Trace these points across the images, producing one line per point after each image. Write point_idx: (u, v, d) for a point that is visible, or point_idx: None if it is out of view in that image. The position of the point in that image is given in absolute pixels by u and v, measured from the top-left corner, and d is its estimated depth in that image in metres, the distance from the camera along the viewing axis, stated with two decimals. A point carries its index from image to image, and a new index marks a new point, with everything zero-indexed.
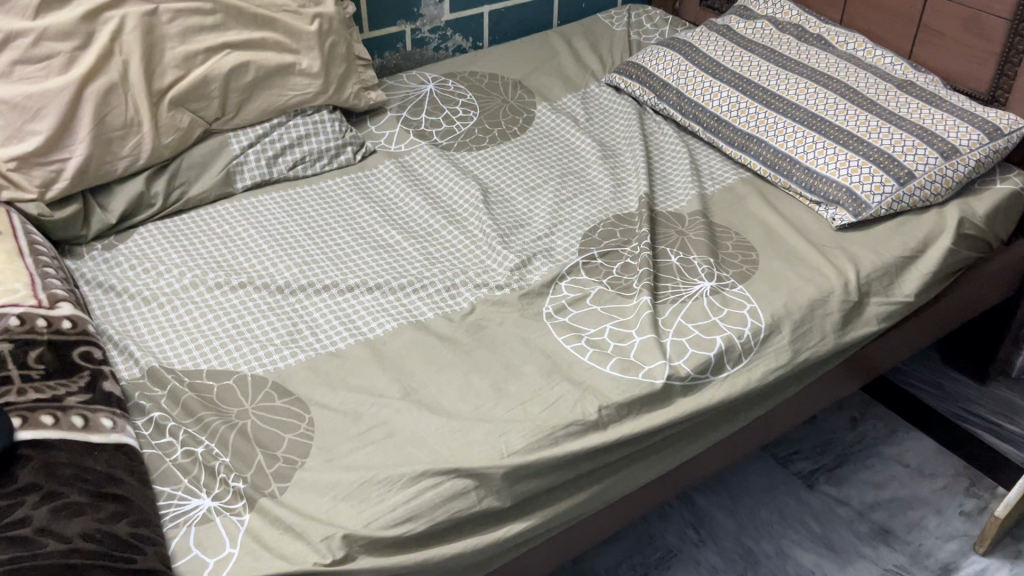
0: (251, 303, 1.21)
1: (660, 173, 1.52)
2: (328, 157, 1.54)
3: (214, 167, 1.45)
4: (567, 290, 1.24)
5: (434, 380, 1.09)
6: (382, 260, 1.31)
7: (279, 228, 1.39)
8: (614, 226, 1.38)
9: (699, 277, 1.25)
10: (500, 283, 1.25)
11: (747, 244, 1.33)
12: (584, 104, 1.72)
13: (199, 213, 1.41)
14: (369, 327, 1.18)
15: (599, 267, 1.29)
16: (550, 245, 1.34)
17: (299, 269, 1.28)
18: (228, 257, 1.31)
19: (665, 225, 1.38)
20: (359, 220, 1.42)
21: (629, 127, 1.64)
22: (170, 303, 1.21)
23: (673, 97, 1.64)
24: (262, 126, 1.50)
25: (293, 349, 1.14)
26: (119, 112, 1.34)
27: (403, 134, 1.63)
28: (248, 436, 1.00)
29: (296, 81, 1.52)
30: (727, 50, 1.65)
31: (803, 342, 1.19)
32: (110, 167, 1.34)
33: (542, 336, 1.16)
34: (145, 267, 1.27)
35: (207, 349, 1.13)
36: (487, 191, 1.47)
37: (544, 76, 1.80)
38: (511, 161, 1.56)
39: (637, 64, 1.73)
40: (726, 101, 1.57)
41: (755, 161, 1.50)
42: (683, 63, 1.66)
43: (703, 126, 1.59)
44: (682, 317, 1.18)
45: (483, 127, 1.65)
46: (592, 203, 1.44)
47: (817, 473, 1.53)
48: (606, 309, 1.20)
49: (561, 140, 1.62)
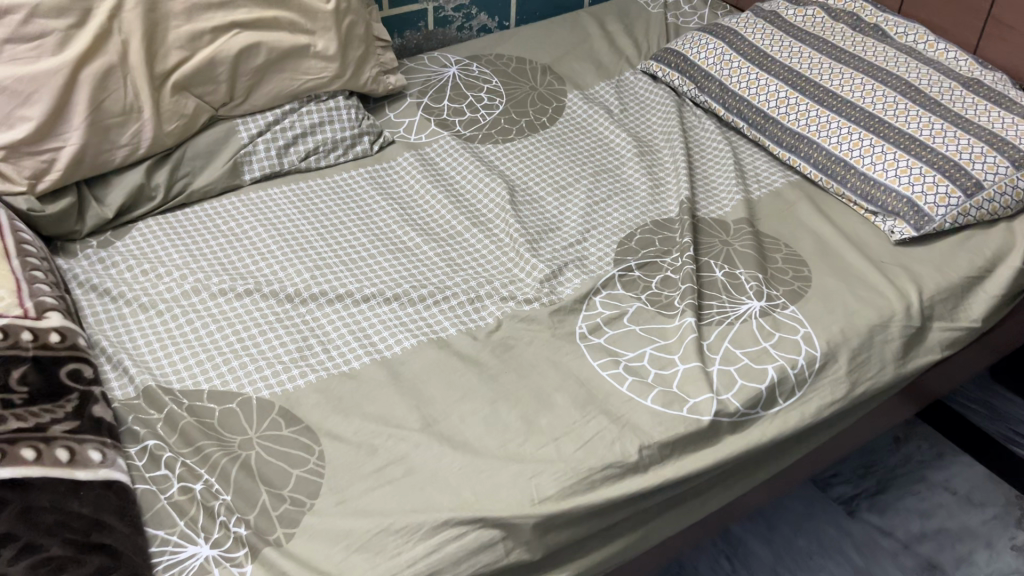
0: (258, 314, 1.11)
1: (702, 173, 1.40)
2: (342, 148, 1.43)
3: (219, 158, 1.34)
4: (602, 306, 1.14)
5: (457, 409, 0.99)
6: (400, 266, 1.21)
7: (289, 227, 1.28)
8: (652, 233, 1.27)
9: (746, 296, 1.14)
10: (530, 297, 1.15)
11: (798, 258, 1.22)
12: (618, 93, 1.60)
13: (203, 208, 1.31)
14: (385, 345, 1.08)
15: (636, 282, 1.18)
16: (582, 252, 1.24)
17: (310, 275, 1.17)
18: (234, 258, 1.21)
19: (708, 234, 1.27)
20: (375, 219, 1.31)
21: (667, 121, 1.52)
22: (169, 312, 1.11)
23: (715, 89, 1.52)
24: (272, 112, 1.39)
25: (302, 369, 1.04)
26: (117, 97, 1.23)
27: (424, 123, 1.51)
28: (251, 472, 0.91)
29: (310, 65, 1.40)
30: (775, 39, 1.53)
31: (861, 372, 1.08)
32: (107, 157, 1.23)
33: (575, 361, 1.05)
34: (143, 269, 1.17)
35: (209, 367, 1.04)
36: (514, 189, 1.36)
37: (576, 60, 1.68)
38: (540, 156, 1.44)
39: (676, 51, 1.61)
40: (774, 96, 1.45)
41: (804, 164, 1.38)
42: (726, 52, 1.54)
43: (748, 122, 1.47)
44: (728, 342, 1.08)
45: (509, 117, 1.53)
46: (628, 205, 1.33)
47: (858, 498, 1.43)
48: (645, 331, 1.10)
49: (593, 134, 1.51)
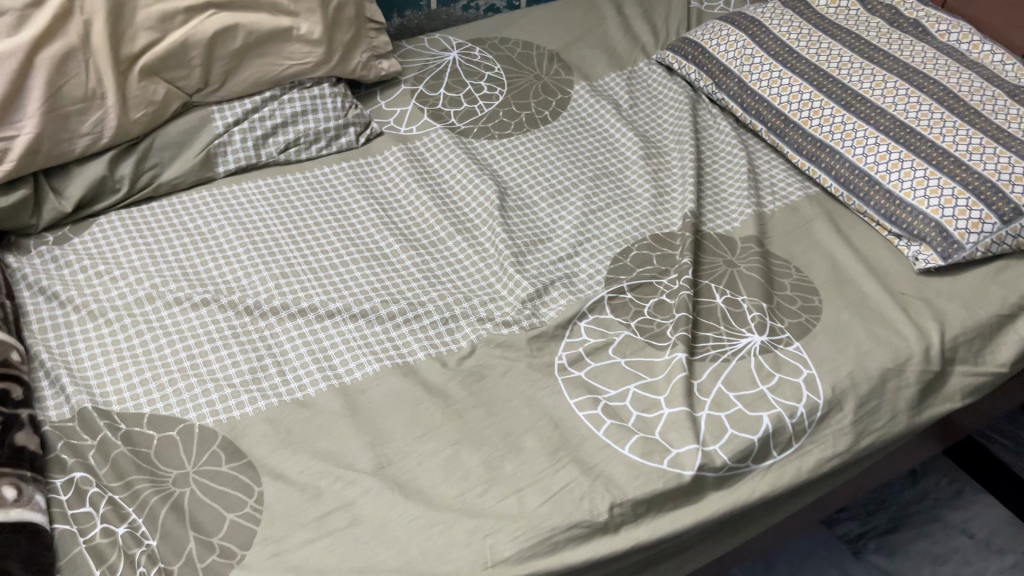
0: (213, 328, 1.03)
1: (712, 182, 1.29)
2: (325, 140, 1.33)
3: (191, 148, 1.26)
4: (587, 333, 1.04)
5: (415, 449, 0.90)
6: (373, 276, 1.12)
7: (259, 228, 1.19)
8: (650, 250, 1.16)
9: (747, 329, 1.04)
10: (508, 319, 1.05)
11: (808, 286, 1.11)
12: (628, 86, 1.49)
13: (171, 203, 1.23)
14: (346, 369, 0.99)
15: (627, 305, 1.08)
16: (571, 269, 1.14)
17: (275, 285, 1.09)
18: (196, 262, 1.12)
19: (711, 252, 1.16)
20: (354, 221, 1.22)
21: (679, 120, 1.40)
22: (119, 321, 1.03)
23: (733, 87, 1.40)
24: (251, 99, 1.29)
25: (253, 395, 0.96)
26: (78, 83, 1.14)
27: (417, 113, 1.41)
28: (182, 514, 0.83)
29: (293, 49, 1.30)
30: (803, 33, 1.40)
31: (870, 422, 0.97)
32: (66, 146, 1.15)
33: (550, 398, 0.96)
34: (97, 271, 1.09)
35: (153, 387, 0.96)
36: (505, 192, 1.26)
37: (586, 47, 1.56)
38: (538, 154, 1.34)
39: (693, 42, 1.48)
40: (797, 98, 1.32)
41: (825, 176, 1.26)
42: (748, 45, 1.41)
43: (767, 126, 1.35)
44: (722, 382, 0.98)
45: (509, 110, 1.42)
46: (627, 215, 1.23)
47: (866, 538, 1.33)
48: (631, 365, 1.00)
49: (598, 132, 1.40)
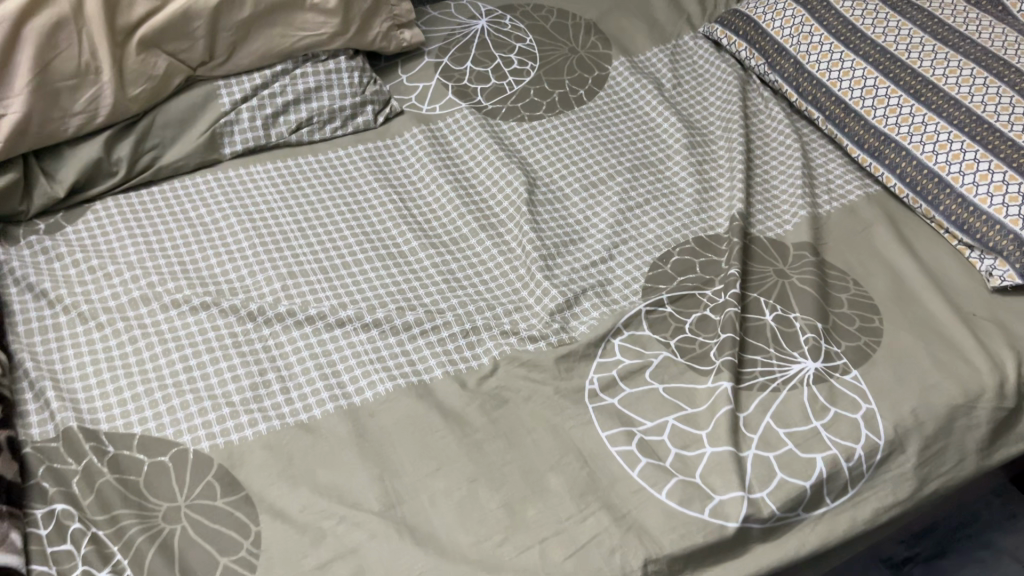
0: (212, 335, 0.94)
1: (762, 177, 1.17)
2: (341, 119, 1.23)
3: (196, 127, 1.15)
4: (621, 353, 0.94)
5: (428, 486, 0.82)
6: (388, 279, 1.02)
7: (266, 219, 1.10)
8: (693, 256, 1.06)
9: (799, 353, 0.94)
10: (535, 334, 0.96)
11: (868, 302, 1.00)
12: (672, 63, 1.36)
13: (173, 188, 1.13)
14: (355, 388, 0.91)
15: (667, 321, 0.98)
16: (605, 276, 1.04)
17: (281, 287, 1.00)
18: (198, 259, 1.03)
19: (760, 260, 1.05)
20: (370, 213, 1.12)
21: (727, 104, 1.28)
22: (111, 326, 0.94)
23: (788, 68, 1.27)
24: (260, 74, 1.19)
25: (253, 416, 0.87)
26: (69, 55, 1.04)
27: (440, 90, 1.29)
28: (171, 556, 0.76)
29: (306, 19, 1.19)
30: (868, 9, 1.26)
31: (935, 466, 0.88)
32: (57, 126, 1.05)
33: (579, 430, 0.87)
34: (90, 266, 1.00)
35: (145, 404, 0.88)
36: (534, 184, 1.15)
37: (627, 17, 1.43)
38: (571, 141, 1.23)
39: (745, 15, 1.35)
40: (860, 84, 1.20)
41: (888, 174, 1.14)
42: (807, 21, 1.28)
43: (824, 114, 1.23)
44: (770, 417, 0.88)
45: (541, 88, 1.31)
46: (667, 214, 1.12)
47: (911, 563, 1.24)
48: (670, 392, 0.90)
49: (637, 115, 1.28)
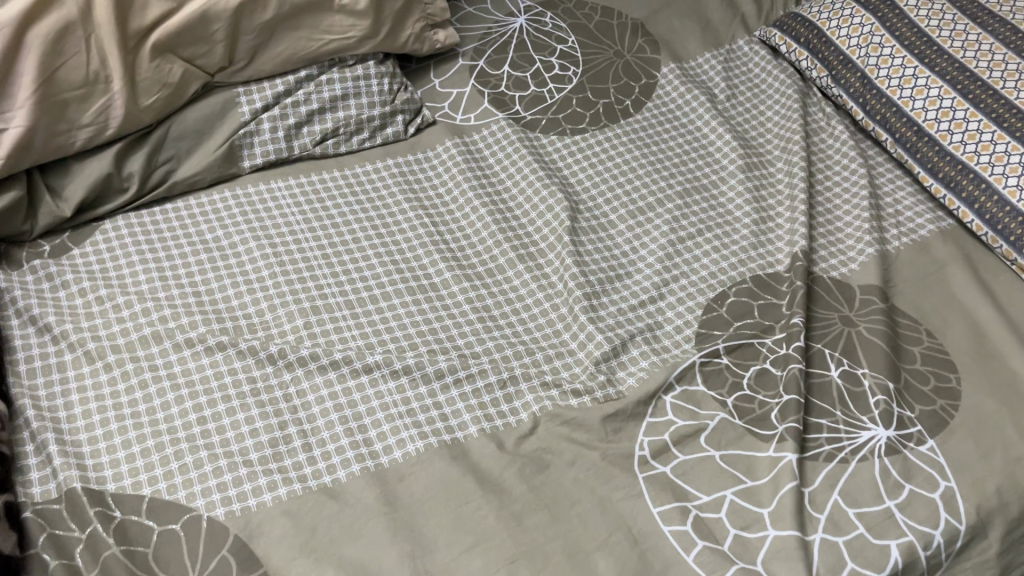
0: (229, 381, 0.87)
1: (824, 205, 1.08)
2: (369, 130, 1.14)
3: (213, 138, 1.07)
4: (674, 413, 0.86)
5: (464, 568, 0.75)
6: (420, 317, 0.95)
7: (287, 243, 1.01)
8: (751, 297, 0.97)
9: (869, 418, 0.85)
10: (579, 387, 0.88)
11: (944, 358, 0.92)
12: (725, 71, 1.26)
13: (188, 206, 1.04)
14: (383, 446, 0.83)
15: (722, 375, 0.89)
16: (655, 319, 0.95)
17: (304, 324, 0.92)
18: (214, 290, 0.95)
19: (824, 304, 0.96)
20: (399, 238, 1.04)
21: (786, 121, 1.18)
22: (120, 368, 0.87)
23: (855, 83, 1.17)
24: (283, 79, 1.10)
25: (271, 477, 0.80)
26: (77, 64, 0.95)
27: (475, 98, 1.20)
28: None
29: (333, 21, 1.10)
30: (945, 19, 1.15)
31: (1018, 553, 0.80)
32: (64, 140, 0.96)
33: (627, 503, 0.79)
34: (98, 297, 0.93)
35: (156, 460, 0.81)
36: (576, 209, 1.07)
37: (677, 16, 1.32)
38: (616, 159, 1.13)
39: (807, 20, 1.24)
40: (935, 105, 1.09)
41: (965, 208, 1.04)
42: (876, 30, 1.17)
43: (894, 136, 1.13)
44: (838, 493, 0.80)
45: (584, 97, 1.21)
46: (721, 247, 1.03)
47: None
48: (727, 461, 0.82)
49: (688, 130, 1.18)
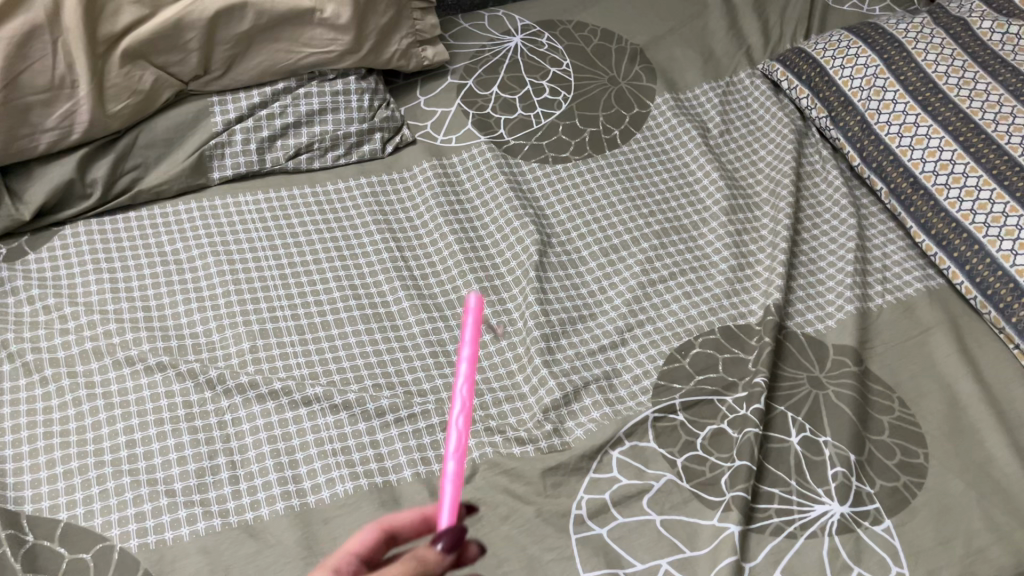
0: (165, 404, 0.85)
1: (807, 255, 1.03)
2: (345, 147, 1.11)
3: (183, 147, 1.05)
4: (618, 470, 0.82)
5: None
6: (371, 348, 0.92)
7: (247, 260, 0.99)
8: (716, 350, 0.93)
9: (824, 491, 0.81)
10: (523, 436, 0.84)
11: (913, 431, 0.87)
12: (722, 104, 1.22)
13: (151, 215, 1.02)
14: (312, 485, 0.80)
15: (675, 432, 0.85)
16: (613, 366, 0.91)
17: (250, 348, 0.90)
18: (164, 306, 0.93)
19: (793, 363, 0.92)
20: (362, 262, 1.01)
21: (779, 162, 1.13)
22: (56, 382, 0.85)
23: (854, 126, 1.12)
24: (260, 90, 1.08)
25: (192, 510, 0.77)
26: (42, 68, 0.93)
27: (459, 119, 1.17)
28: None
29: (313, 34, 1.07)
30: (955, 66, 1.10)
31: None
32: (26, 143, 0.95)
33: (556, 566, 0.75)
34: (46, 305, 0.91)
35: (77, 483, 0.78)
36: (547, 243, 1.03)
37: (678, 45, 1.29)
38: (596, 191, 1.10)
39: (810, 56, 1.19)
40: (935, 156, 1.04)
41: (955, 268, 0.99)
42: (881, 73, 1.12)
43: (889, 186, 1.07)
44: (780, 571, 0.76)
45: (572, 124, 1.17)
46: (694, 293, 0.99)
47: None
48: (667, 527, 0.78)
49: (676, 165, 1.14)
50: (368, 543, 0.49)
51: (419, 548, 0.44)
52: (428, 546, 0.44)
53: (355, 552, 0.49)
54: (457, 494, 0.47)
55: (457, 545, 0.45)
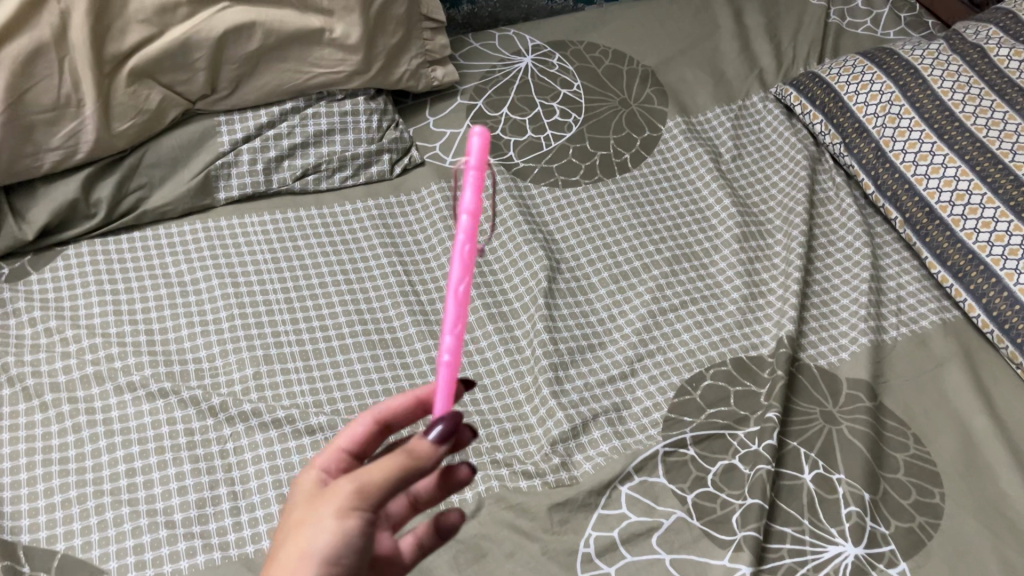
0: (166, 431, 0.83)
1: (820, 284, 1.02)
2: (352, 168, 1.10)
3: (189, 167, 1.03)
4: (628, 506, 0.80)
5: None
6: (376, 375, 0.90)
7: (251, 283, 0.98)
8: (728, 382, 0.91)
9: (838, 531, 0.79)
10: (531, 470, 0.82)
11: (929, 469, 0.85)
12: (735, 128, 1.20)
13: (156, 235, 1.01)
14: None
15: (686, 467, 0.84)
16: (623, 398, 0.90)
17: (253, 374, 0.89)
18: (166, 330, 0.92)
19: (806, 397, 0.90)
20: (368, 286, 1.00)
21: (792, 189, 1.12)
22: (56, 408, 0.84)
23: (868, 153, 1.10)
24: (268, 110, 1.07)
25: (193, 542, 0.76)
26: (48, 87, 0.91)
27: (468, 140, 1.16)
28: None
29: (322, 54, 1.06)
30: (972, 93, 1.08)
31: None
32: (30, 163, 0.94)
33: None
34: (47, 327, 0.90)
35: (75, 513, 0.77)
36: (557, 268, 1.02)
37: (689, 67, 1.28)
38: (606, 216, 1.08)
39: (825, 81, 1.17)
40: (951, 185, 1.02)
41: (971, 300, 0.97)
42: (896, 99, 1.10)
43: (904, 215, 1.06)
44: None
45: (582, 147, 1.16)
46: (705, 323, 0.97)
47: None
48: (678, 567, 0.77)
49: (687, 190, 1.13)
50: (364, 434, 0.56)
51: (413, 438, 0.48)
52: (422, 437, 0.48)
53: (345, 446, 0.56)
54: (453, 380, 0.49)
55: (452, 433, 0.48)
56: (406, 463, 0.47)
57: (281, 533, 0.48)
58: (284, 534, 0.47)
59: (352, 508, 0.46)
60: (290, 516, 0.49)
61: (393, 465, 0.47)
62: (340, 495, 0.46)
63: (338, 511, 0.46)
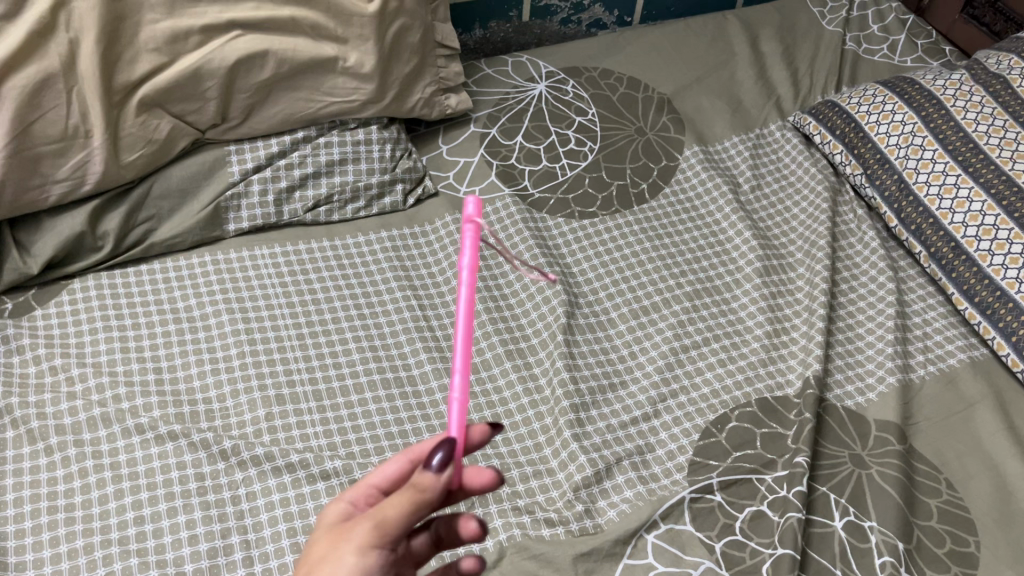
0: (176, 476, 0.80)
1: (844, 320, 1.00)
2: (365, 199, 1.07)
3: (198, 198, 1.01)
4: (655, 556, 0.78)
5: None
6: (391, 416, 0.88)
7: (262, 318, 0.95)
8: (753, 424, 0.89)
9: None
10: (554, 517, 0.80)
11: (962, 516, 0.82)
12: (753, 157, 1.18)
13: (164, 268, 0.99)
14: None
15: (713, 514, 0.81)
16: (647, 440, 0.87)
17: (265, 415, 0.86)
18: (175, 368, 0.89)
19: (835, 439, 0.88)
20: (383, 321, 0.97)
21: (813, 221, 1.10)
22: (61, 451, 0.81)
23: (891, 185, 1.08)
24: (279, 140, 1.04)
25: None
26: (54, 118, 0.89)
27: (482, 170, 1.14)
28: None
29: (336, 83, 1.04)
30: (996, 125, 1.05)
31: None
32: (36, 195, 0.91)
33: None
34: (52, 366, 0.87)
35: (81, 564, 0.74)
36: (575, 303, 0.99)
37: (706, 95, 1.26)
38: (624, 249, 1.06)
39: (845, 111, 1.15)
40: (977, 219, 1.00)
41: (1000, 339, 0.95)
42: (919, 130, 1.08)
43: (928, 249, 1.04)
44: None
45: (599, 177, 1.14)
46: (728, 361, 0.95)
47: None
48: None
49: (706, 221, 1.10)
50: (397, 474, 0.52)
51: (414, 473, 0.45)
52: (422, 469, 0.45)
53: (378, 484, 0.52)
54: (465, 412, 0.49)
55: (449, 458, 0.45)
56: (416, 498, 0.45)
57: (302, 567, 0.47)
58: (305, 569, 0.47)
59: (371, 546, 0.45)
60: (309, 554, 0.48)
61: (402, 501, 0.45)
62: (358, 534, 0.45)
63: (359, 549, 0.45)
